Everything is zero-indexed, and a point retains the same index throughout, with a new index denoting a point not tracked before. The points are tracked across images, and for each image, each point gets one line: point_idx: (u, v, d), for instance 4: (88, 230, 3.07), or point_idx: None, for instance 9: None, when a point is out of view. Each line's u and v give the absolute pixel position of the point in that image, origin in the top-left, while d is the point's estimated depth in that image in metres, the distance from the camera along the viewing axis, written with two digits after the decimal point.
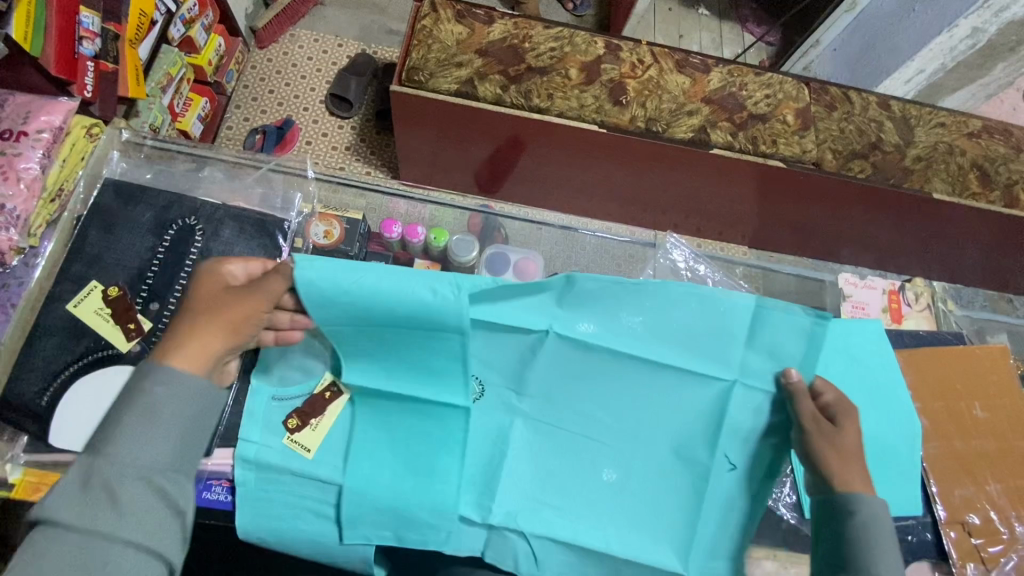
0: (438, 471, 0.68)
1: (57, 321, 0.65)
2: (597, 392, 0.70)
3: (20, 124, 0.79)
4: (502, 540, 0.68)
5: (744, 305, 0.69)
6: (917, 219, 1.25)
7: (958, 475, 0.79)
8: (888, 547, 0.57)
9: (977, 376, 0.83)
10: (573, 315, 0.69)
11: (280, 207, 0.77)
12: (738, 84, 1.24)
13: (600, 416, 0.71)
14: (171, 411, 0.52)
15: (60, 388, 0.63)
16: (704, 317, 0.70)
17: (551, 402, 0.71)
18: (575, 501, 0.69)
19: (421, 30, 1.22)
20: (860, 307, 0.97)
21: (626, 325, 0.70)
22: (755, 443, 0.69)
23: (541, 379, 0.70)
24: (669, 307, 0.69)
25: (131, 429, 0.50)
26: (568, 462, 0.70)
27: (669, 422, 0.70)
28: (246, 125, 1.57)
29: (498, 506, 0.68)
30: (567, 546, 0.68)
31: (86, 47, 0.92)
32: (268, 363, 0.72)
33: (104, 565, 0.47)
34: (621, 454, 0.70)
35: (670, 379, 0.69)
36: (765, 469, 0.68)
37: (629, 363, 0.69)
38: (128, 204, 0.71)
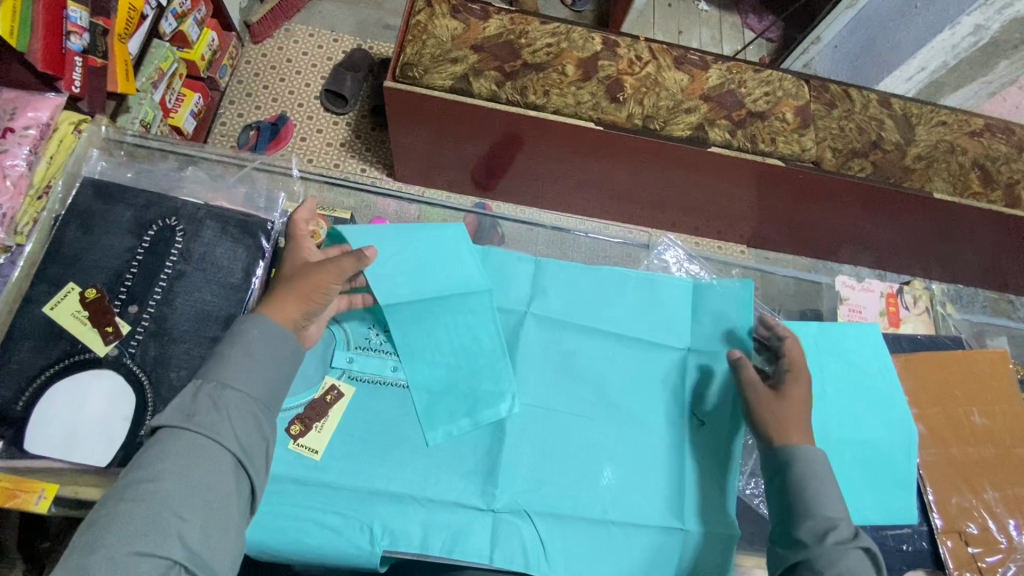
0: (438, 455, 0.73)
1: (33, 325, 0.63)
2: (577, 368, 0.80)
3: (7, 120, 0.77)
4: (508, 529, 0.70)
5: (685, 285, 0.85)
6: (917, 219, 1.23)
7: (954, 483, 0.77)
8: (829, 491, 0.64)
9: (975, 382, 0.82)
10: (551, 300, 0.82)
11: (263, 207, 0.75)
12: (737, 82, 1.22)
13: (583, 393, 0.78)
14: (265, 350, 0.58)
15: (37, 393, 0.61)
16: (656, 293, 0.84)
17: (537, 389, 0.78)
18: (572, 480, 0.73)
19: (416, 25, 1.20)
20: (857, 310, 0.93)
21: (597, 306, 0.83)
22: (716, 398, 0.79)
23: (529, 363, 0.79)
24: (627, 285, 0.84)
25: (233, 360, 0.57)
26: (557, 439, 0.75)
27: (639, 392, 0.79)
28: (239, 121, 1.55)
29: (502, 492, 0.71)
30: (570, 520, 0.71)
31: (74, 42, 0.90)
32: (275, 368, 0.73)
33: (204, 466, 0.51)
34: (605, 427, 0.77)
35: (637, 351, 0.81)
36: (729, 418, 0.78)
37: (600, 340, 0.81)
38: (111, 203, 0.70)
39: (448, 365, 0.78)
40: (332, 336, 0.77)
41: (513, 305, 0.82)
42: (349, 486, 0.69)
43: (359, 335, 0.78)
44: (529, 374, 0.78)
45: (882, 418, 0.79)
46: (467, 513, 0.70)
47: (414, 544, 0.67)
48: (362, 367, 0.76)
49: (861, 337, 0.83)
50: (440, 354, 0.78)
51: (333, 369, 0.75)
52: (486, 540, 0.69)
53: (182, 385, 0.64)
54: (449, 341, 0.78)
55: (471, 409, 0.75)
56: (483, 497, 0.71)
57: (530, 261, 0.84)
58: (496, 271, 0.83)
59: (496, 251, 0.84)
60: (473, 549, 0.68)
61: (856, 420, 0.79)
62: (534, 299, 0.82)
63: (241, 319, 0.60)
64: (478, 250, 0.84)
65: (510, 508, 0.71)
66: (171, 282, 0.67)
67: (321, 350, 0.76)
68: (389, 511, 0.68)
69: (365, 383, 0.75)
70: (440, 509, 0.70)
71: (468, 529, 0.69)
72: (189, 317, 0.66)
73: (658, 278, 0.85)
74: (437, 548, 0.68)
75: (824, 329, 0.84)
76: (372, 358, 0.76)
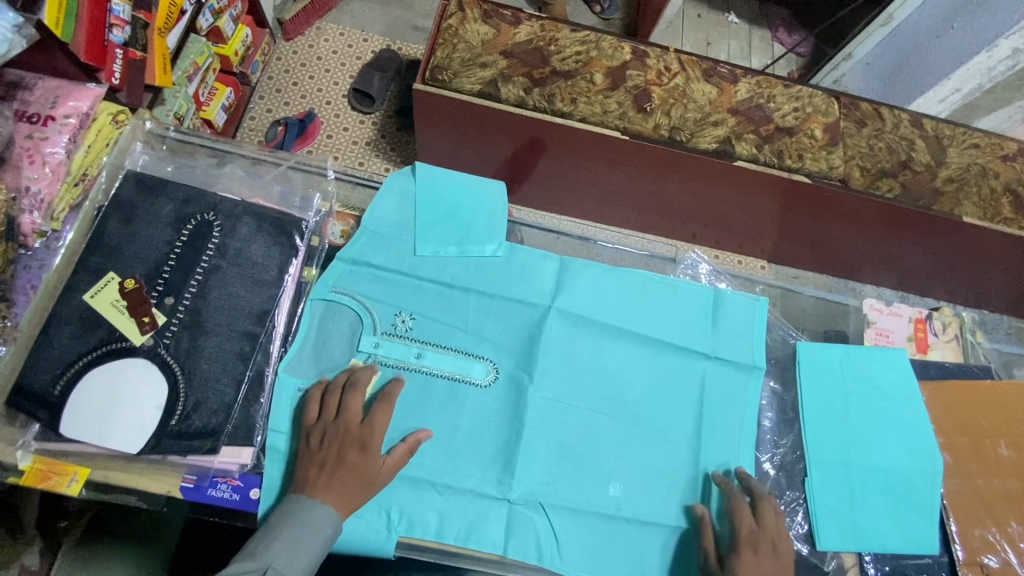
0: (457, 444, 0.73)
1: (74, 311, 0.65)
2: (597, 366, 0.79)
3: (48, 109, 0.78)
4: (523, 521, 0.71)
5: (708, 293, 0.85)
6: (947, 243, 1.21)
7: (979, 515, 0.76)
8: None
9: (1005, 413, 0.80)
10: (575, 296, 0.82)
11: (298, 207, 0.77)
12: (766, 96, 1.22)
13: (602, 390, 0.78)
14: (316, 535, 0.60)
15: (74, 377, 0.63)
16: (677, 298, 0.84)
17: (555, 384, 0.77)
18: (586, 475, 0.74)
19: (447, 29, 1.21)
20: (884, 335, 0.92)
21: (617, 305, 0.82)
22: (736, 417, 0.79)
23: (550, 360, 0.78)
24: (651, 288, 0.84)
25: (287, 542, 0.59)
26: (573, 433, 0.75)
27: (657, 395, 0.79)
28: (268, 116, 1.57)
29: (519, 483, 0.72)
30: (582, 515, 0.72)
31: (116, 34, 0.92)
32: (302, 353, 0.73)
33: None
34: (621, 428, 0.76)
35: (658, 353, 0.81)
36: (749, 436, 0.78)
37: (622, 339, 0.81)
38: (152, 196, 0.71)
39: (445, 300, 0.79)
40: (359, 320, 0.76)
41: (537, 300, 0.81)
42: None
43: (385, 320, 0.77)
44: (551, 370, 0.78)
45: (907, 446, 0.78)
46: (483, 502, 0.71)
47: (430, 532, 0.69)
48: (388, 353, 0.75)
49: (888, 363, 0.82)
50: (438, 289, 0.79)
51: (360, 353, 0.74)
52: (501, 530, 0.70)
53: (214, 376, 0.65)
54: (445, 273, 0.80)
55: (491, 402, 0.75)
56: (499, 487, 0.72)
57: (555, 259, 0.83)
58: (520, 266, 0.82)
59: (524, 248, 0.83)
60: (487, 539, 0.70)
61: (880, 445, 0.78)
62: (558, 295, 0.81)
63: (304, 498, 0.61)
64: (505, 245, 0.83)
65: (526, 500, 0.71)
66: (206, 276, 0.69)
67: (348, 334, 0.75)
68: (406, 498, 0.70)
69: (388, 369, 0.74)
70: (458, 497, 0.71)
71: (484, 518, 0.71)
72: (222, 311, 0.68)
73: (680, 283, 0.85)
74: (453, 536, 0.69)
75: (849, 352, 0.83)
76: (398, 344, 0.75)
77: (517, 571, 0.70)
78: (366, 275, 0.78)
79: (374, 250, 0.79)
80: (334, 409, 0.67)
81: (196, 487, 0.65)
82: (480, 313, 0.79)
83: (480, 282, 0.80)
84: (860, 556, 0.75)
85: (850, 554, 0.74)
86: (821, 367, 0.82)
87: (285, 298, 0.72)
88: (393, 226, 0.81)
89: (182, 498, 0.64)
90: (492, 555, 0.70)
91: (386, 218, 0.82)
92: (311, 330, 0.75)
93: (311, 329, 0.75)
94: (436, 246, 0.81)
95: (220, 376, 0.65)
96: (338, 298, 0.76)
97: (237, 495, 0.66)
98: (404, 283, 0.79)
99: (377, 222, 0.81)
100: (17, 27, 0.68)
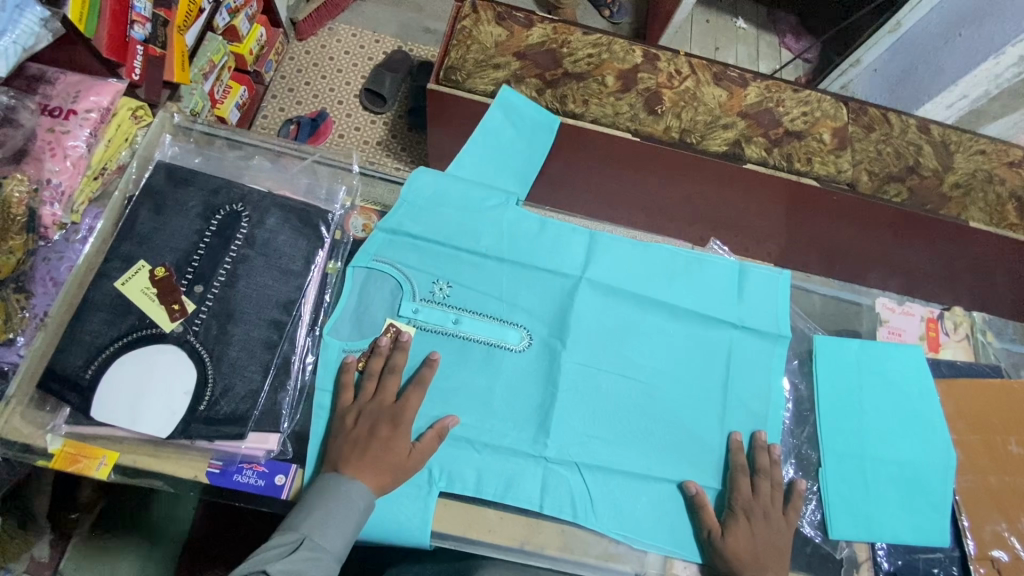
0: (493, 405, 0.74)
1: (105, 297, 0.66)
2: (628, 332, 0.81)
3: (70, 103, 0.80)
4: (556, 480, 0.72)
5: (733, 266, 0.86)
6: (953, 248, 1.22)
7: (990, 511, 0.77)
8: None
9: (1016, 411, 0.81)
10: (605, 267, 0.83)
11: (324, 199, 0.79)
12: (776, 100, 1.24)
13: (634, 355, 0.79)
14: (351, 508, 0.62)
15: (105, 361, 0.64)
16: (704, 270, 0.86)
17: (587, 348, 0.78)
18: (619, 435, 0.75)
19: (461, 30, 1.23)
20: (897, 333, 0.92)
21: (646, 275, 0.84)
22: (763, 388, 0.80)
23: (582, 327, 0.79)
24: (678, 261, 0.86)
25: (324, 515, 0.61)
26: (605, 396, 0.77)
27: (686, 361, 0.80)
28: (281, 115, 1.59)
29: (554, 442, 0.73)
30: (615, 475, 0.73)
31: (138, 30, 0.93)
32: (343, 315, 0.75)
33: None
34: (652, 391, 0.78)
35: (687, 322, 0.82)
36: (777, 405, 0.79)
37: (651, 308, 0.82)
38: (181, 186, 0.73)
39: (480, 269, 0.80)
40: (399, 287, 0.78)
41: (569, 270, 0.82)
42: None
43: (423, 287, 0.78)
44: (584, 337, 0.79)
45: (920, 440, 0.79)
46: (519, 460, 0.72)
47: (469, 487, 0.70)
48: (427, 318, 0.76)
49: (905, 360, 0.84)
50: (473, 258, 0.81)
51: (399, 316, 0.76)
52: (536, 489, 0.71)
53: (242, 363, 0.66)
54: (479, 244, 0.82)
55: (524, 366, 0.76)
56: (534, 446, 0.73)
57: (584, 232, 0.86)
58: (552, 238, 0.84)
59: (554, 222, 0.85)
60: (524, 497, 0.70)
61: (895, 438, 0.79)
62: (589, 265, 0.83)
63: (338, 475, 0.63)
64: (536, 219, 0.85)
65: (560, 459, 0.73)
66: (234, 266, 0.70)
67: (388, 300, 0.77)
68: (447, 454, 0.71)
69: (429, 334, 0.76)
70: (494, 456, 0.72)
71: (520, 475, 0.71)
72: (252, 299, 0.69)
73: (705, 256, 0.87)
74: (491, 493, 0.70)
75: (866, 345, 0.85)
76: (435, 309, 0.77)
77: (538, 557, 0.69)
78: (405, 244, 0.81)
79: (412, 221, 0.82)
80: (370, 391, 0.70)
81: (223, 472, 0.66)
82: (513, 282, 0.81)
83: (513, 251, 0.82)
84: (873, 549, 0.75)
85: (864, 546, 0.75)
86: (841, 355, 0.84)
87: (311, 288, 0.73)
88: (431, 198, 0.84)
89: (210, 483, 0.66)
90: (516, 537, 0.69)
91: (423, 191, 0.84)
92: (352, 297, 0.77)
93: (353, 295, 0.77)
94: (473, 219, 0.84)
95: (247, 363, 0.67)
96: (380, 266, 0.78)
97: (263, 481, 0.67)
98: (440, 252, 0.81)
99: (416, 193, 0.84)
100: (43, 21, 0.69)
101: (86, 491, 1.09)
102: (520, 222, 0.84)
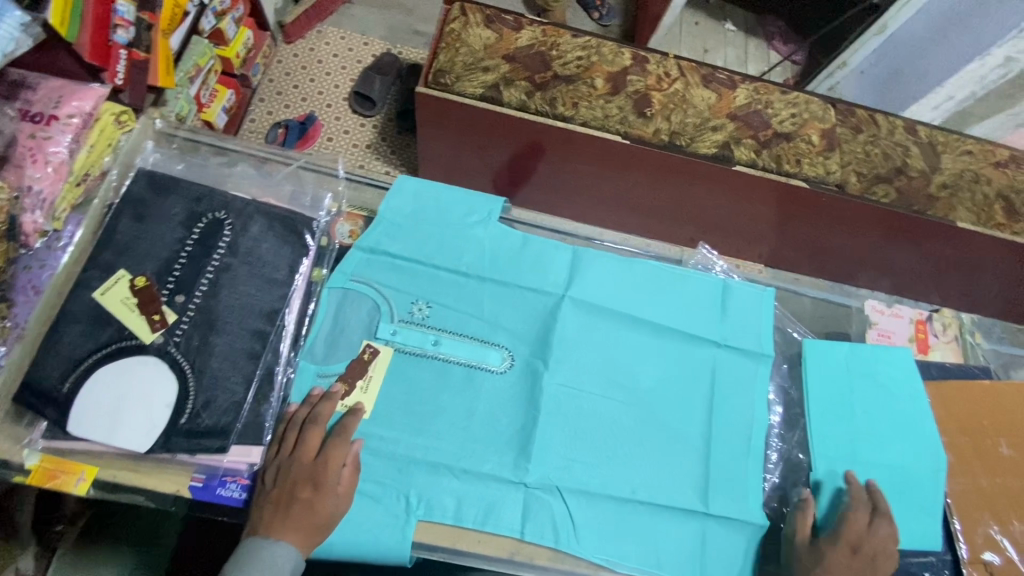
0: (473, 429, 0.73)
1: (84, 308, 0.65)
2: (609, 352, 0.80)
3: (52, 108, 0.77)
4: (538, 505, 0.70)
5: (716, 282, 0.86)
6: (941, 248, 1.22)
7: (980, 512, 0.77)
8: None
9: (1004, 412, 0.81)
10: (588, 286, 0.83)
11: (309, 206, 0.77)
12: (765, 102, 1.23)
13: (616, 376, 0.79)
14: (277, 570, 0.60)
15: (83, 374, 0.62)
16: (686, 287, 0.86)
17: (569, 370, 0.77)
18: (601, 460, 0.74)
19: (450, 33, 1.22)
20: (886, 335, 0.91)
21: (629, 294, 0.83)
22: (747, 406, 0.79)
23: (564, 347, 0.79)
24: (661, 278, 0.85)
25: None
26: (585, 420, 0.76)
27: (668, 381, 0.80)
28: (269, 118, 1.58)
29: (535, 467, 0.72)
30: (598, 498, 0.72)
31: (120, 34, 0.90)
32: (318, 337, 0.75)
33: None
34: (635, 413, 0.77)
35: (669, 342, 0.82)
36: (761, 423, 0.79)
37: (634, 328, 0.82)
38: (163, 194, 0.71)
39: (461, 289, 0.80)
40: (376, 308, 0.78)
41: (551, 289, 0.82)
42: (390, 454, 0.71)
43: (401, 308, 0.78)
44: (566, 358, 0.78)
45: (910, 444, 0.79)
46: (500, 486, 0.71)
47: (448, 515, 0.69)
48: (405, 340, 0.76)
49: (893, 363, 0.84)
50: (454, 277, 0.81)
51: (377, 338, 0.76)
52: (518, 515, 0.70)
53: (224, 375, 0.65)
54: (461, 262, 0.81)
55: (506, 387, 0.76)
56: (516, 472, 0.71)
57: (567, 249, 0.85)
58: (534, 256, 0.84)
59: (536, 238, 0.85)
60: (504, 523, 0.69)
61: (884, 442, 0.79)
62: (572, 283, 0.82)
63: (256, 540, 0.61)
64: (518, 236, 0.85)
65: (542, 484, 0.71)
66: (217, 274, 0.69)
67: (365, 320, 0.77)
68: (425, 481, 0.70)
69: (406, 357, 0.75)
70: (475, 482, 0.71)
71: (502, 501, 0.70)
72: (234, 310, 0.68)
73: (688, 273, 0.87)
74: (471, 520, 0.69)
75: (856, 350, 0.84)
76: (414, 331, 0.77)
77: (528, 566, 0.69)
78: (383, 264, 0.80)
79: (390, 240, 0.81)
80: (291, 443, 0.66)
81: (206, 487, 0.65)
82: (494, 301, 0.80)
83: (495, 270, 0.82)
84: None
85: None
86: (827, 366, 0.83)
87: (296, 297, 0.72)
88: (410, 216, 0.84)
89: (192, 498, 0.64)
90: (508, 543, 0.69)
91: (402, 208, 0.84)
92: (328, 315, 0.76)
93: (329, 315, 0.76)
94: (454, 238, 0.83)
95: (230, 375, 0.65)
96: (357, 286, 0.78)
97: (246, 494, 0.66)
98: (420, 272, 0.80)
99: (394, 212, 0.83)
100: (23, 26, 0.68)
101: (70, 504, 1.07)
102: (502, 241, 0.84)
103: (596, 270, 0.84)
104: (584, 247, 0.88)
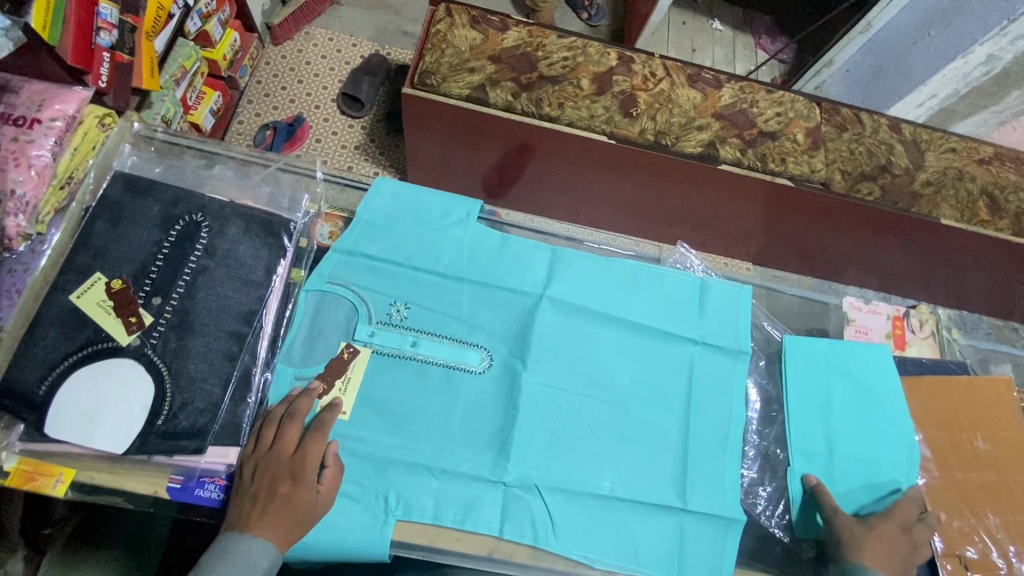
0: (451, 429, 0.73)
1: (61, 311, 0.65)
2: (587, 351, 0.81)
3: (34, 111, 0.76)
4: (517, 504, 0.71)
5: (693, 280, 0.87)
6: (925, 245, 1.23)
7: (958, 507, 0.77)
8: None
9: (980, 407, 0.82)
10: (566, 285, 0.83)
11: (286, 208, 0.77)
12: (750, 101, 1.24)
13: (594, 374, 0.79)
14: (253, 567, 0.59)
15: (59, 377, 0.63)
16: (664, 286, 0.86)
17: (547, 369, 0.78)
18: (580, 459, 0.74)
19: (436, 34, 1.22)
20: (864, 332, 0.93)
21: (607, 293, 0.84)
22: (725, 403, 0.80)
23: (542, 346, 0.79)
24: (639, 277, 0.86)
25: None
26: (564, 418, 0.76)
27: (646, 379, 0.80)
28: (257, 120, 1.58)
29: (514, 466, 0.72)
30: (576, 496, 0.73)
31: (103, 38, 0.91)
32: (296, 340, 0.76)
33: None
34: (613, 411, 0.77)
35: (647, 340, 0.82)
36: (738, 420, 0.79)
37: (612, 327, 0.82)
38: (141, 196, 0.71)
39: (440, 290, 0.80)
40: (354, 310, 0.78)
41: (530, 289, 0.82)
42: (368, 454, 0.71)
43: (380, 309, 0.79)
44: (544, 357, 0.79)
45: (886, 440, 0.80)
46: (478, 485, 0.71)
47: (426, 515, 0.69)
48: (383, 341, 0.76)
49: (870, 359, 0.84)
50: (433, 278, 0.81)
51: (355, 339, 0.76)
52: (496, 513, 0.70)
53: (201, 377, 0.65)
54: (440, 263, 0.82)
55: (484, 387, 0.76)
56: (495, 471, 0.72)
57: (546, 249, 0.86)
58: (512, 256, 0.84)
59: (515, 239, 0.85)
60: (483, 522, 0.69)
61: (860, 439, 0.80)
62: (551, 283, 0.83)
63: (233, 536, 0.60)
64: (497, 236, 0.85)
65: (521, 483, 0.72)
66: (194, 276, 0.69)
67: (343, 322, 0.77)
68: (404, 481, 0.70)
69: (384, 358, 0.76)
70: (453, 482, 0.71)
71: (479, 501, 0.70)
72: (211, 311, 0.68)
73: (666, 272, 0.88)
74: (449, 519, 0.69)
75: (833, 348, 0.85)
76: (393, 332, 0.77)
77: (505, 565, 0.69)
78: (362, 265, 0.81)
79: (369, 241, 0.82)
80: (268, 441, 0.65)
81: (183, 488, 0.65)
82: (473, 301, 0.81)
83: (474, 271, 0.82)
84: None
85: None
86: (804, 361, 0.84)
87: (273, 298, 0.72)
88: (389, 217, 0.84)
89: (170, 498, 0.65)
90: (487, 541, 0.69)
91: (381, 210, 0.85)
92: (305, 318, 0.77)
93: (306, 317, 0.77)
94: (433, 238, 0.84)
95: (207, 376, 0.66)
96: (334, 288, 0.79)
97: (223, 495, 0.66)
98: (399, 273, 0.81)
99: (372, 214, 0.84)
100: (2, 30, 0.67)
101: (60, 507, 1.08)
102: (481, 241, 0.84)
103: (574, 269, 0.85)
104: (563, 247, 0.89)
